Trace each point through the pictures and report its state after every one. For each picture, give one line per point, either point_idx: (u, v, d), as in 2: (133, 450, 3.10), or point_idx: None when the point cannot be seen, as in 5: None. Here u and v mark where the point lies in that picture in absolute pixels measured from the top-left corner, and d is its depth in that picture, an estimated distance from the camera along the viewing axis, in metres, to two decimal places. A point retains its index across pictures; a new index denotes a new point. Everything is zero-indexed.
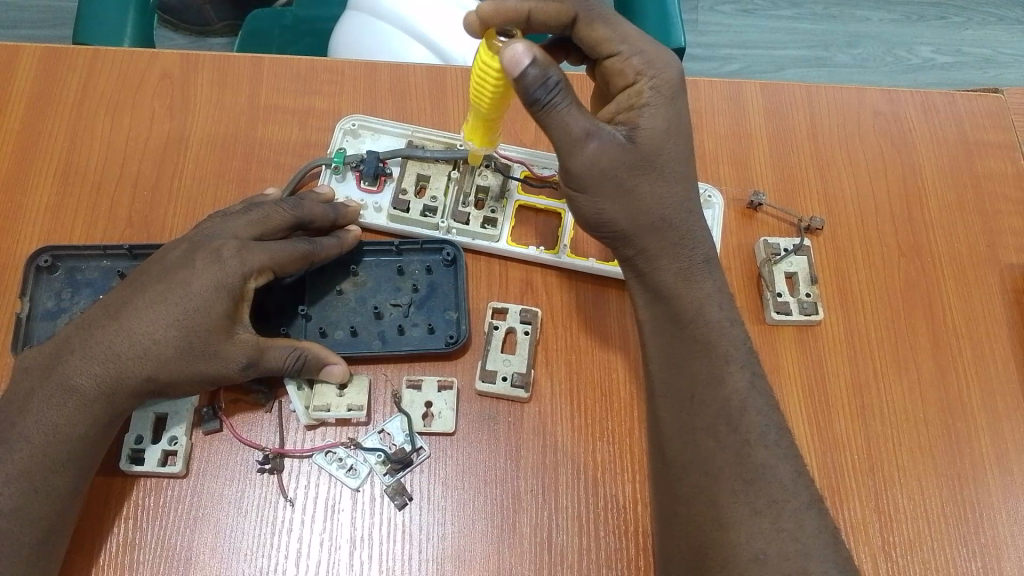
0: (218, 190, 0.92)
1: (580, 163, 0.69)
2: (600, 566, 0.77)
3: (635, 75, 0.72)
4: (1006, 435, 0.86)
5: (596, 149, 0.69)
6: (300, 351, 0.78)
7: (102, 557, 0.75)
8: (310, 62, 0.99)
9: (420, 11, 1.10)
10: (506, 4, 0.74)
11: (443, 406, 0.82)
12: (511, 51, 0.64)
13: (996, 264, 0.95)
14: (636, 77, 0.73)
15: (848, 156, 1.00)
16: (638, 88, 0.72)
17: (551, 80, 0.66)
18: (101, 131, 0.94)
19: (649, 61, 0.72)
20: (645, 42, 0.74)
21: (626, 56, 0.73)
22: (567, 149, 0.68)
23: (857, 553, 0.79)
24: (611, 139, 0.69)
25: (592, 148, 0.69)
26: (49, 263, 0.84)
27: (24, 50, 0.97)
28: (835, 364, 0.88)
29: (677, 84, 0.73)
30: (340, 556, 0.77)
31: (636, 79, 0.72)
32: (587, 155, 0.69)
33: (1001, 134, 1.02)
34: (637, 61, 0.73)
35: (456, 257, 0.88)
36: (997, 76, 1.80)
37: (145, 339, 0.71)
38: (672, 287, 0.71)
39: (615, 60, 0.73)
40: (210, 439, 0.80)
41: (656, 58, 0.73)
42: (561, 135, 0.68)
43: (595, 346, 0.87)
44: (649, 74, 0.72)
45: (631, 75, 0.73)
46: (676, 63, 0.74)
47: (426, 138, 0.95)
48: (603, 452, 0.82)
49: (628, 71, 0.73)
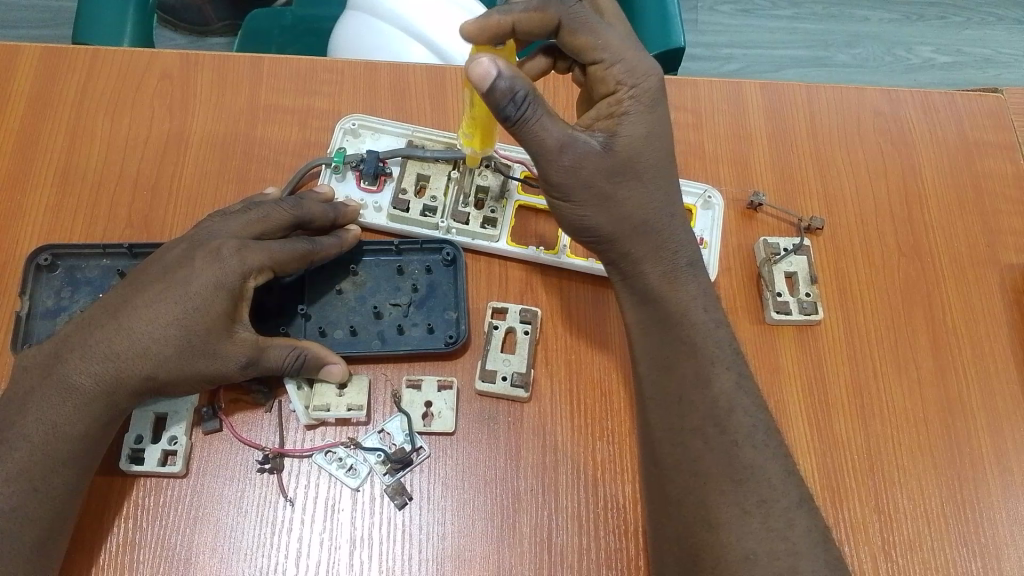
0: (218, 189, 0.92)
1: (557, 173, 0.69)
2: (599, 566, 0.77)
3: (615, 85, 0.73)
4: (1005, 434, 0.86)
5: (571, 159, 0.69)
6: (300, 350, 0.77)
7: (102, 557, 0.75)
8: (310, 62, 0.99)
9: (420, 10, 1.10)
10: (491, 18, 0.72)
11: (443, 406, 0.82)
12: (477, 68, 0.65)
13: (996, 264, 0.95)
14: (617, 86, 0.73)
15: (847, 157, 1.00)
16: (618, 98, 0.73)
17: (519, 95, 0.66)
18: (101, 130, 0.94)
19: (629, 70, 0.73)
20: (628, 49, 0.74)
21: (608, 64, 0.73)
22: (544, 160, 0.69)
23: (856, 553, 0.79)
24: (587, 148, 0.70)
25: (568, 158, 0.69)
26: (49, 261, 0.84)
27: (23, 49, 0.97)
28: (834, 363, 0.88)
29: (657, 93, 0.73)
30: (339, 556, 0.77)
31: (616, 88, 0.73)
32: (564, 165, 0.69)
33: (1000, 134, 1.02)
34: (619, 70, 0.73)
35: (456, 257, 0.88)
36: (998, 76, 1.80)
37: (146, 337, 0.71)
38: (666, 286, 0.71)
39: (598, 68, 0.74)
40: (210, 439, 0.80)
41: (637, 66, 0.73)
42: (534, 146, 0.69)
43: (595, 346, 0.87)
44: (629, 83, 0.72)
45: (612, 83, 0.73)
46: (656, 71, 0.74)
47: (426, 138, 0.95)
48: (603, 452, 0.82)
49: (609, 80, 0.73)
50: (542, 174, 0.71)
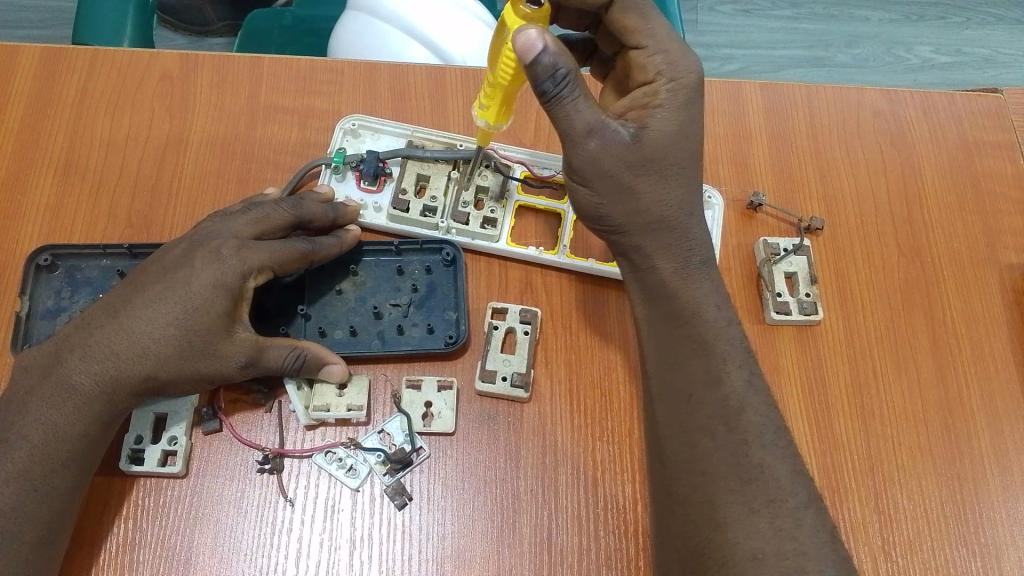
0: (218, 189, 0.92)
1: (580, 159, 0.70)
2: (600, 566, 0.77)
3: (655, 74, 0.73)
4: (1005, 434, 0.86)
5: (598, 145, 0.70)
6: (300, 350, 0.77)
7: (102, 557, 0.75)
8: (310, 62, 0.99)
9: (420, 11, 1.10)
10: None
11: (443, 406, 0.82)
12: (524, 36, 0.63)
13: (996, 264, 0.95)
14: (656, 75, 0.73)
15: (847, 156, 1.00)
16: (655, 87, 0.73)
17: (560, 71, 0.65)
18: (101, 130, 0.94)
19: (671, 62, 0.73)
20: (672, 41, 0.75)
21: (650, 52, 0.74)
22: (571, 143, 0.69)
23: (857, 553, 0.79)
24: (616, 136, 0.70)
25: (594, 145, 0.69)
26: (49, 261, 0.84)
27: (23, 50, 0.97)
28: (834, 363, 0.88)
29: (694, 89, 0.73)
30: (339, 556, 0.77)
31: (655, 78, 0.73)
32: (589, 151, 0.70)
33: (1001, 134, 1.02)
34: (660, 60, 0.74)
35: (456, 257, 0.88)
36: (997, 76, 1.80)
37: (145, 337, 0.71)
38: (666, 286, 0.71)
39: (640, 54, 0.75)
40: (210, 439, 0.80)
41: (678, 59, 0.74)
42: (565, 127, 0.69)
43: (595, 346, 0.87)
44: (668, 75, 0.73)
45: (651, 72, 0.74)
46: (698, 68, 0.74)
47: (426, 138, 0.95)
48: (603, 452, 0.82)
49: (649, 68, 0.74)
50: (566, 159, 0.72)
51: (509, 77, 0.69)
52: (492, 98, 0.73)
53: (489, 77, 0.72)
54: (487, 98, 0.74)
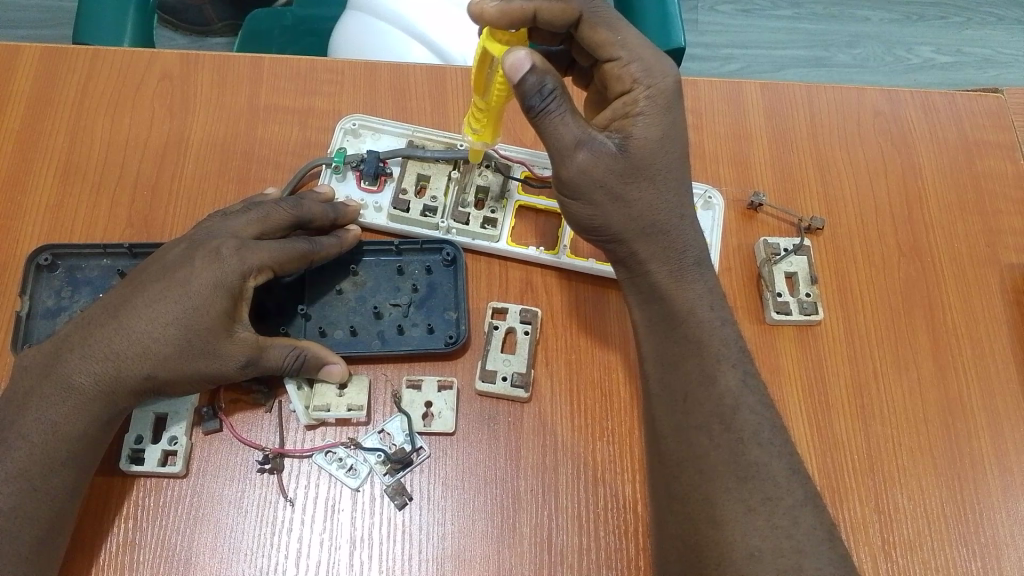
0: (218, 189, 0.92)
1: (569, 171, 0.70)
2: (600, 566, 0.77)
3: (631, 82, 0.73)
4: (1005, 434, 0.86)
5: (586, 157, 0.70)
6: (300, 350, 0.77)
7: (102, 557, 0.75)
8: (310, 62, 0.99)
9: (420, 10, 1.10)
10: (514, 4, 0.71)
11: (443, 406, 0.82)
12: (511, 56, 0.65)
13: (996, 264, 0.95)
14: (633, 84, 0.73)
15: (847, 156, 1.00)
16: (634, 96, 0.73)
17: (547, 87, 0.67)
18: (102, 130, 0.94)
19: (647, 69, 0.73)
20: (644, 49, 0.74)
21: (625, 61, 0.74)
22: (558, 156, 0.70)
23: (857, 553, 0.79)
24: (603, 148, 0.70)
25: (581, 158, 0.70)
26: (49, 261, 0.84)
27: (24, 50, 0.97)
28: (834, 363, 0.88)
29: (672, 94, 0.73)
30: (340, 556, 0.77)
31: (632, 87, 0.73)
32: (577, 163, 0.70)
33: (1000, 134, 1.02)
34: (636, 68, 0.74)
35: (456, 257, 0.88)
36: (998, 76, 1.80)
37: (144, 337, 0.71)
38: (666, 286, 0.72)
39: (614, 65, 0.74)
40: (210, 439, 0.80)
41: (653, 66, 0.74)
42: (552, 141, 0.69)
43: (595, 346, 0.87)
44: (645, 83, 0.73)
45: (628, 81, 0.74)
46: (673, 72, 0.74)
47: (426, 138, 0.95)
48: (603, 452, 0.82)
49: (626, 77, 0.74)
50: (555, 172, 0.72)
51: (504, 96, 0.73)
52: (481, 120, 0.77)
53: (476, 102, 0.76)
54: (475, 120, 0.77)
